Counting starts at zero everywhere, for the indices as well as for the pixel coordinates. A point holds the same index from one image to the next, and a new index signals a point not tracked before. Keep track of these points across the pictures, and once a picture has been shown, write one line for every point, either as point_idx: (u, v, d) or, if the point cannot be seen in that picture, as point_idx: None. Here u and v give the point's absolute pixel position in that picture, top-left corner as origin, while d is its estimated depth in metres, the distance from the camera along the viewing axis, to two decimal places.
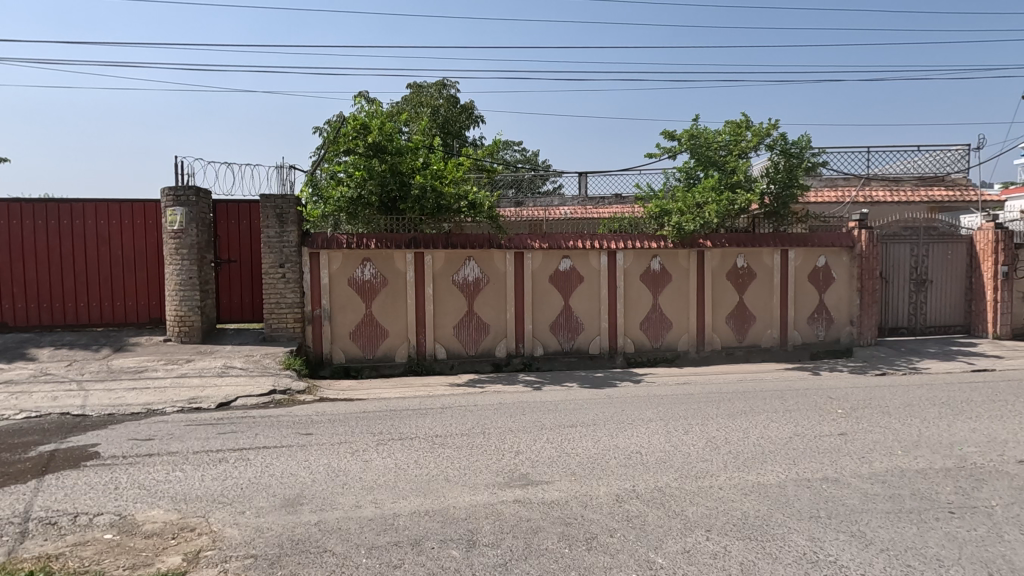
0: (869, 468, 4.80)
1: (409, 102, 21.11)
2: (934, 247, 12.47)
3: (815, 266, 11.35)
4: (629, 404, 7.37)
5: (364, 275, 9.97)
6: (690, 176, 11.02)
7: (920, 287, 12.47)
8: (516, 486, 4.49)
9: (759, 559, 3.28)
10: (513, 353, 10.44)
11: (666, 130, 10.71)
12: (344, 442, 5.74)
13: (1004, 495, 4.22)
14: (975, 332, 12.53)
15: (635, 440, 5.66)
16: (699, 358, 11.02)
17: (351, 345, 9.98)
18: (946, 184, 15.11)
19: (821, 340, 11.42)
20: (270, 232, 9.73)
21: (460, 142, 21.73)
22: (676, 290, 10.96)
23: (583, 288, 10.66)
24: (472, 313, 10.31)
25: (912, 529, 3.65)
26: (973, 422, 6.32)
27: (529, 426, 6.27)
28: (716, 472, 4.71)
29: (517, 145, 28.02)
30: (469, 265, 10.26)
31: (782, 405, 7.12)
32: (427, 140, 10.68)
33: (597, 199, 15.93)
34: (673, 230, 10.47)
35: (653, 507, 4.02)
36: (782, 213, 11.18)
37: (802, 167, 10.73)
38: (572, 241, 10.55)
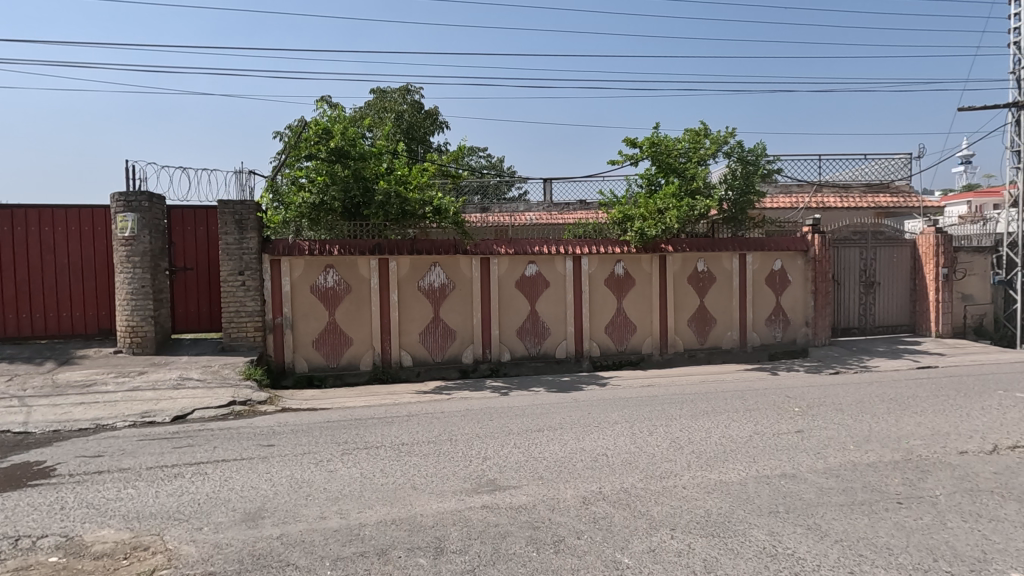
0: (823, 463, 4.98)
1: (371, 107, 20.93)
2: (880, 250, 13.10)
3: (772, 270, 11.74)
4: (595, 407, 7.45)
5: (327, 282, 9.80)
6: (652, 182, 11.27)
7: (869, 288, 13.06)
8: (484, 492, 4.48)
9: (721, 555, 3.36)
10: (479, 359, 10.43)
11: (628, 137, 10.93)
12: (307, 453, 5.61)
13: (946, 485, 4.45)
14: (920, 331, 13.19)
15: (600, 442, 5.73)
16: (663, 361, 11.23)
17: (314, 354, 9.76)
18: (891, 191, 15.86)
19: (779, 341, 11.81)
20: (229, 238, 9.46)
21: (425, 148, 21.63)
22: (640, 294, 11.16)
23: (549, 293, 10.74)
24: (438, 319, 10.26)
25: (864, 520, 3.80)
26: (918, 416, 6.65)
27: (496, 431, 6.26)
28: (680, 471, 4.81)
29: (482, 151, 28.10)
30: (435, 270, 10.23)
31: (742, 405, 7.33)
32: (392, 145, 10.58)
33: (562, 205, 16.08)
34: (636, 235, 10.65)
35: (619, 508, 4.07)
36: (739, 219, 11.54)
37: (758, 174, 11.14)
38: (537, 246, 10.63)
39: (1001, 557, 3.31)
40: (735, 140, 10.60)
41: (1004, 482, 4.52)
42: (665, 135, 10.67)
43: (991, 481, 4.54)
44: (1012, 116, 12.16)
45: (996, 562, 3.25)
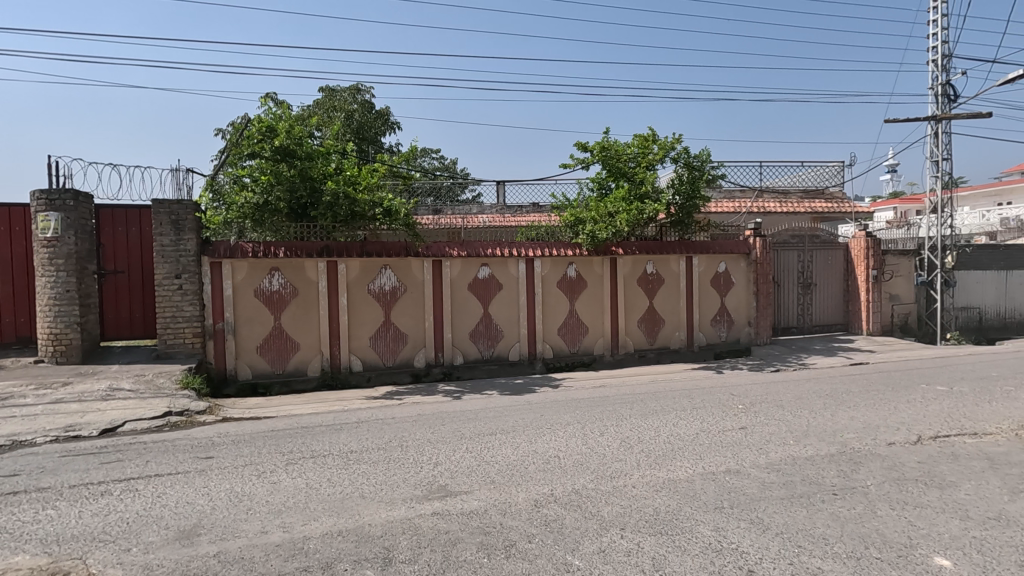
0: (766, 458, 5.17)
1: (320, 105, 20.42)
2: (816, 253, 13.79)
3: (716, 272, 12.16)
4: (547, 409, 7.47)
5: (272, 285, 9.44)
6: (602, 186, 11.45)
7: (807, 290, 13.71)
8: (435, 498, 4.39)
9: (669, 553, 3.42)
10: (432, 362, 10.30)
11: (579, 142, 11.07)
12: (248, 464, 5.36)
13: (877, 475, 4.70)
14: (852, 330, 13.97)
15: (553, 444, 5.75)
16: (614, 361, 11.41)
17: (258, 360, 9.37)
18: (826, 197, 16.73)
19: (724, 340, 12.23)
20: (165, 240, 8.96)
21: (376, 148, 21.25)
22: (592, 296, 11.31)
23: (502, 295, 10.73)
24: (389, 323, 10.06)
25: (803, 513, 3.96)
26: (851, 410, 7.01)
27: (448, 436, 6.18)
28: (630, 471, 4.88)
29: (435, 152, 27.86)
30: (385, 273, 10.03)
31: (689, 404, 7.53)
32: (341, 145, 10.31)
33: (515, 207, 16.15)
34: (587, 238, 10.81)
35: (570, 510, 4.08)
36: (687, 223, 11.75)
37: (703, 179, 11.23)
38: (490, 249, 10.60)
39: (925, 541, 3.50)
40: (681, 145, 10.85)
41: (927, 470, 4.81)
42: (615, 140, 10.86)
43: (917, 470, 4.83)
44: (932, 129, 13.06)
45: (921, 546, 3.44)
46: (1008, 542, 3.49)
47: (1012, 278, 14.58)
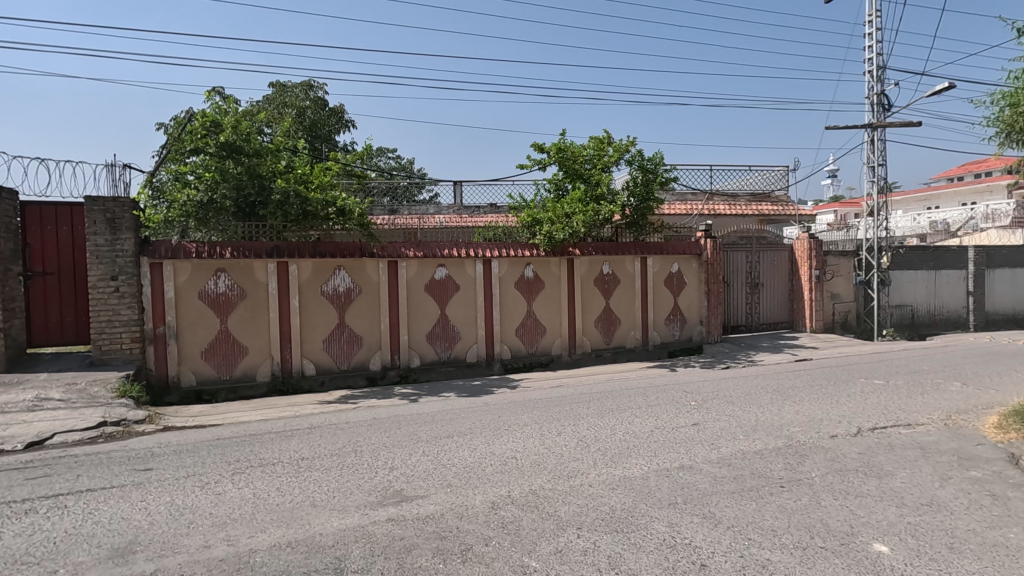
0: (717, 453, 5.30)
1: (270, 101, 19.78)
2: (764, 254, 14.32)
3: (670, 272, 12.45)
4: (505, 410, 7.44)
5: (218, 287, 9.04)
6: (559, 187, 11.53)
7: (754, 289, 14.22)
8: (389, 504, 4.29)
9: (625, 550, 3.44)
10: (388, 365, 10.10)
11: (536, 143, 11.13)
12: (191, 476, 5.09)
13: (821, 467, 4.89)
14: (797, 327, 14.58)
15: (510, 445, 5.72)
16: (571, 361, 11.49)
17: (203, 366, 8.95)
18: (772, 200, 17.39)
19: (677, 339, 12.53)
20: (99, 239, 8.42)
21: (330, 146, 20.75)
22: (549, 296, 11.36)
23: (459, 296, 10.64)
24: (343, 326, 9.81)
25: (753, 506, 4.07)
26: (797, 405, 7.30)
27: (404, 440, 6.06)
28: (587, 470, 4.90)
29: (391, 152, 27.44)
30: (339, 274, 9.78)
31: (645, 401, 7.65)
32: (292, 141, 10.01)
33: (472, 208, 16.07)
34: (544, 239, 10.86)
35: (527, 511, 4.06)
36: (641, 224, 12.00)
37: (657, 182, 11.49)
38: (447, 249, 10.50)
39: (865, 529, 3.65)
40: (635, 148, 11.08)
41: (866, 461, 5.05)
42: (571, 142, 10.97)
43: (857, 460, 5.05)
44: (869, 136, 13.77)
45: (861, 534, 3.59)
46: (940, 526, 3.68)
47: (940, 278, 15.56)
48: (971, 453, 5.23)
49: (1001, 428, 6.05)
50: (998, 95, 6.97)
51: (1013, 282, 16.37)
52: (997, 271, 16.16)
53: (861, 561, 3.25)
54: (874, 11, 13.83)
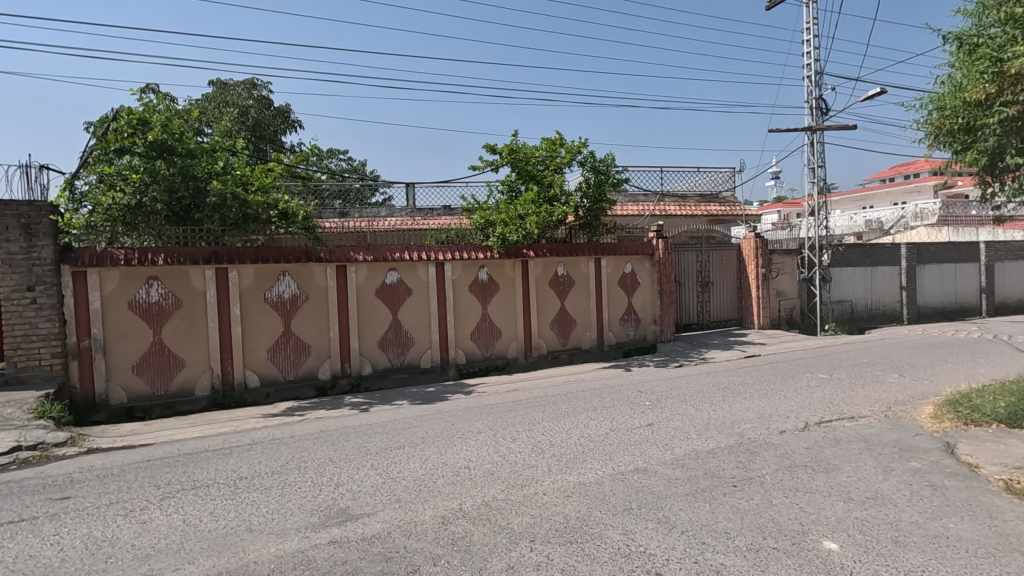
0: (671, 454, 5.28)
1: (211, 99, 18.88)
2: (713, 253, 14.65)
3: (623, 272, 12.56)
4: (459, 417, 7.25)
5: (150, 296, 8.46)
6: (512, 189, 11.42)
7: (705, 288, 14.54)
8: (333, 525, 4.03)
9: (578, 562, 3.33)
10: (338, 374, 9.72)
11: (488, 144, 10.99)
12: (114, 503, 4.67)
13: (771, 464, 4.94)
14: (745, 324, 15.01)
15: (463, 454, 5.54)
16: (528, 364, 11.39)
17: (135, 381, 8.36)
18: (721, 201, 17.82)
19: (632, 339, 12.64)
20: (12, 246, 7.66)
21: (275, 147, 19.98)
22: (504, 298, 11.23)
23: (411, 301, 10.38)
24: (289, 334, 9.38)
25: (706, 507, 4.04)
26: (746, 401, 7.43)
27: (352, 453, 5.79)
28: (541, 477, 4.78)
29: (341, 154, 26.78)
30: (284, 280, 9.35)
31: (600, 403, 7.62)
32: (231, 141, 9.52)
33: (426, 210, 15.79)
34: (498, 241, 10.73)
35: (478, 525, 3.90)
36: (595, 225, 11.99)
37: (609, 183, 11.52)
38: (398, 253, 10.22)
39: (815, 527, 3.67)
40: (587, 149, 11.10)
41: (814, 456, 5.14)
42: (523, 142, 10.87)
43: (805, 456, 5.13)
44: (809, 139, 14.30)
45: (812, 532, 3.60)
46: (885, 520, 3.74)
47: (877, 274, 16.33)
48: (911, 444, 5.41)
49: (937, 417, 6.32)
50: (927, 99, 7.29)
51: (941, 277, 17.35)
52: (927, 267, 17.09)
53: (812, 561, 3.25)
54: (812, 19, 14.39)
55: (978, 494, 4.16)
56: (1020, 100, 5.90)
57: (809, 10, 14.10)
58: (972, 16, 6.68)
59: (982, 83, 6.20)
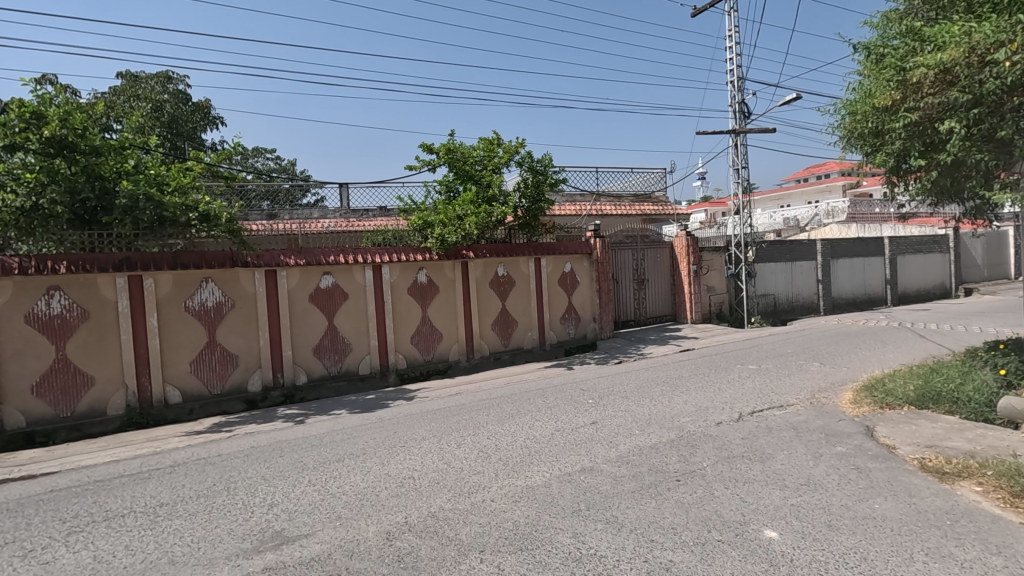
0: (616, 452, 5.33)
1: (118, 92, 17.43)
2: (647, 251, 15.09)
3: (563, 272, 12.68)
4: (401, 424, 7.02)
5: (51, 308, 7.62)
6: (450, 189, 11.25)
7: (641, 285, 14.95)
8: (267, 550, 3.76)
9: (529, 570, 3.27)
10: (269, 385, 9.20)
11: (424, 143, 10.75)
12: (10, 544, 4.14)
13: (710, 456, 5.08)
14: (679, 319, 15.57)
15: (407, 464, 5.35)
16: (470, 366, 11.25)
17: (35, 403, 7.49)
18: (653, 200, 18.38)
19: (572, 337, 12.79)
20: None
21: (194, 145, 18.75)
22: (444, 300, 11.05)
23: (347, 305, 9.99)
24: (214, 345, 8.79)
25: (653, 504, 4.09)
26: (684, 395, 7.66)
27: (287, 469, 5.46)
28: (488, 484, 4.68)
29: (268, 153, 25.60)
30: (207, 287, 8.75)
31: (543, 403, 7.61)
32: (142, 138, 8.81)
33: (361, 211, 15.30)
34: (437, 242, 10.51)
35: (426, 538, 3.74)
36: (535, 225, 11.96)
37: (547, 183, 11.52)
38: (333, 256, 9.80)
39: (755, 516, 3.79)
40: (524, 150, 11.09)
41: (750, 445, 5.34)
42: (459, 142, 10.71)
43: (742, 446, 5.32)
44: (733, 141, 15.00)
45: (753, 522, 3.71)
46: (819, 505, 3.92)
47: (796, 268, 17.39)
48: (835, 429, 5.74)
49: (856, 402, 6.75)
50: (839, 104, 7.77)
51: (852, 271, 18.70)
52: (839, 261, 18.39)
53: (755, 551, 3.34)
54: (733, 28, 15.09)
55: (898, 475, 4.45)
56: (921, 107, 6.40)
57: (731, 18, 14.77)
58: (877, 28, 7.21)
59: (888, 90, 6.67)
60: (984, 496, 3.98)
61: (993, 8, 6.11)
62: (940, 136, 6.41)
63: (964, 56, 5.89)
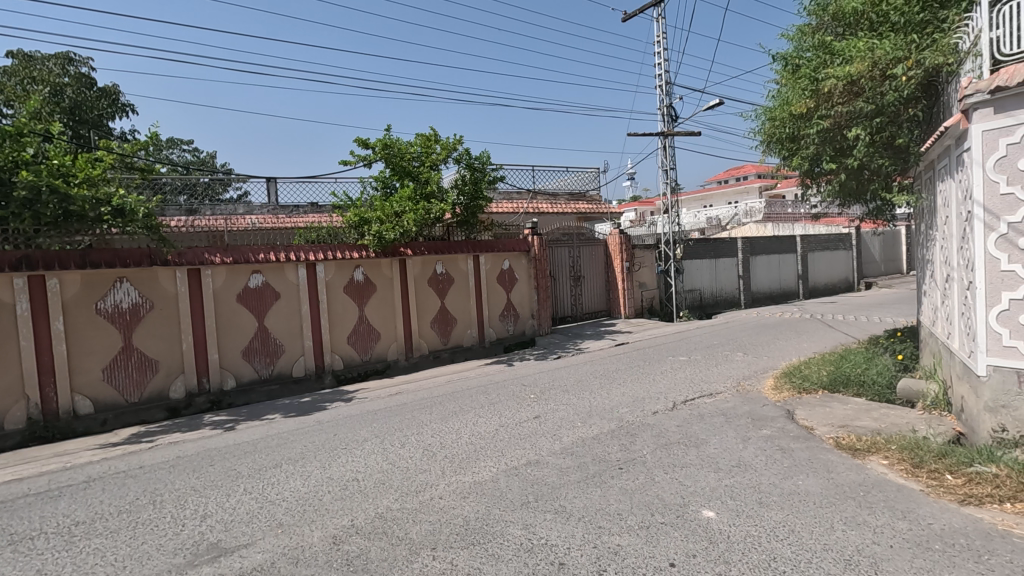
0: (560, 444, 5.45)
1: (9, 72, 15.71)
2: (583, 249, 15.47)
3: (501, 269, 12.77)
4: (341, 427, 6.83)
5: None
6: (387, 185, 11.02)
7: (577, 282, 15.31)
8: (202, 563, 3.55)
9: (483, 563, 3.29)
10: (194, 392, 8.66)
11: (360, 138, 10.47)
12: None
13: (649, 444, 5.30)
14: (613, 314, 16.08)
15: (349, 466, 5.22)
16: (409, 365, 11.09)
17: None
18: (588, 199, 18.84)
19: (511, 334, 12.91)
20: None
21: (100, 133, 17.27)
22: (382, 299, 10.83)
23: (279, 305, 9.58)
24: (130, 349, 8.16)
25: (598, 492, 4.23)
26: (622, 386, 7.94)
27: (219, 478, 5.18)
28: (435, 481, 4.65)
29: (184, 144, 23.95)
30: (121, 288, 8.12)
31: (486, 400, 7.65)
32: (41, 125, 7.95)
33: (290, 207, 14.65)
34: (374, 239, 10.26)
35: (374, 540, 3.68)
36: (472, 223, 11.94)
37: (485, 181, 11.53)
38: (262, 254, 9.37)
39: (693, 498, 4.01)
40: (462, 147, 11.05)
41: (685, 432, 5.62)
42: (396, 137, 10.53)
43: (678, 433, 5.60)
44: (662, 143, 15.64)
45: (692, 503, 3.92)
46: (749, 484, 4.20)
47: (720, 265, 18.40)
48: (760, 413, 6.16)
49: (777, 388, 7.26)
50: (760, 111, 8.31)
51: (769, 267, 20.04)
52: (757, 258, 19.64)
53: (695, 530, 3.54)
54: (661, 34, 15.73)
55: (817, 453, 4.83)
56: (832, 115, 6.95)
57: (659, 25, 15.38)
58: (793, 40, 7.77)
59: (804, 98, 7.20)
60: (890, 468, 4.41)
61: (892, 28, 6.74)
62: (848, 142, 7.01)
63: (869, 69, 6.46)
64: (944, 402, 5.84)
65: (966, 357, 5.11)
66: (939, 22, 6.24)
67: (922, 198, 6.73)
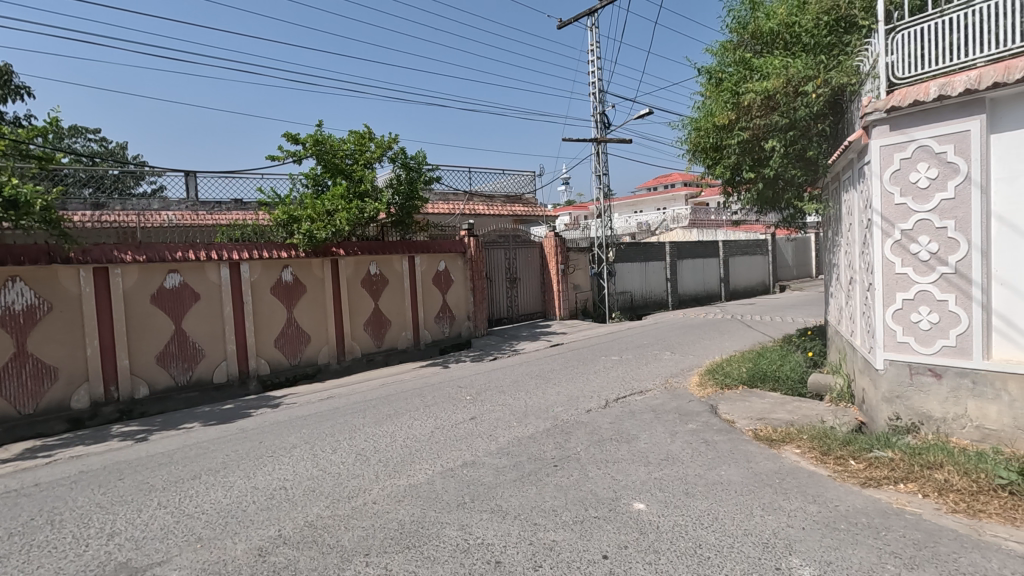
0: (496, 444, 5.46)
1: None
2: (519, 251, 15.62)
3: (437, 270, 12.66)
4: (267, 434, 6.50)
5: None
6: (318, 183, 10.65)
7: (513, 284, 15.42)
8: None
9: (418, 566, 3.24)
10: (100, 401, 7.97)
11: (289, 133, 10.05)
12: None
13: (583, 441, 5.42)
14: (548, 316, 16.32)
15: (277, 474, 4.98)
16: (341, 369, 10.74)
17: None
18: (523, 202, 19.01)
19: (447, 335, 12.81)
20: None
21: None
22: (312, 300, 10.44)
23: (199, 307, 9.01)
24: (25, 356, 7.39)
25: (534, 490, 4.27)
26: (556, 386, 8.07)
27: (130, 493, 4.79)
28: (368, 486, 4.53)
29: (91, 133, 22.06)
30: (14, 288, 7.33)
31: (421, 402, 7.54)
32: None
33: (211, 203, 13.76)
34: (304, 238, 9.80)
35: (303, 549, 3.53)
36: (407, 223, 11.70)
37: (420, 181, 11.39)
38: (180, 252, 8.78)
39: (625, 491, 4.14)
40: (397, 145, 10.88)
41: (618, 429, 5.78)
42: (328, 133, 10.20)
43: (610, 429, 5.76)
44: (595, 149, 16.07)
45: (623, 496, 4.05)
46: (677, 476, 4.39)
47: (649, 268, 19.09)
48: (686, 409, 6.45)
49: (702, 385, 7.63)
50: (687, 121, 8.72)
51: (694, 270, 21.03)
52: (684, 262, 20.56)
53: (626, 522, 3.65)
54: (594, 43, 16.17)
55: (738, 444, 5.12)
56: (751, 127, 7.39)
57: (592, 34, 15.80)
58: (716, 55, 8.21)
59: (726, 110, 7.62)
60: (802, 456, 4.75)
61: (803, 49, 7.28)
62: (765, 153, 7.50)
63: (783, 86, 6.92)
64: (847, 395, 6.36)
65: (866, 352, 5.58)
66: (843, 46, 6.81)
67: (829, 207, 7.32)
